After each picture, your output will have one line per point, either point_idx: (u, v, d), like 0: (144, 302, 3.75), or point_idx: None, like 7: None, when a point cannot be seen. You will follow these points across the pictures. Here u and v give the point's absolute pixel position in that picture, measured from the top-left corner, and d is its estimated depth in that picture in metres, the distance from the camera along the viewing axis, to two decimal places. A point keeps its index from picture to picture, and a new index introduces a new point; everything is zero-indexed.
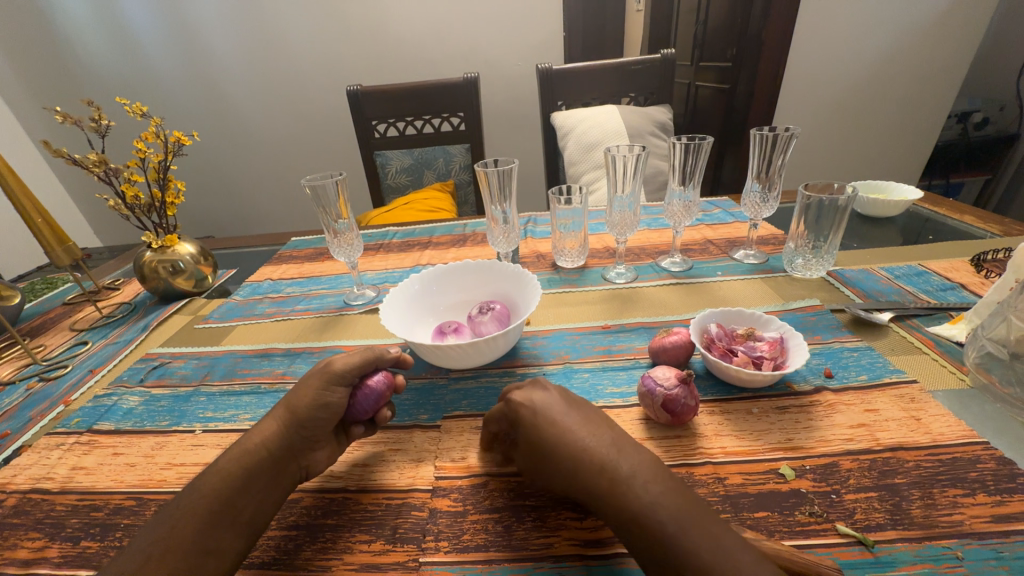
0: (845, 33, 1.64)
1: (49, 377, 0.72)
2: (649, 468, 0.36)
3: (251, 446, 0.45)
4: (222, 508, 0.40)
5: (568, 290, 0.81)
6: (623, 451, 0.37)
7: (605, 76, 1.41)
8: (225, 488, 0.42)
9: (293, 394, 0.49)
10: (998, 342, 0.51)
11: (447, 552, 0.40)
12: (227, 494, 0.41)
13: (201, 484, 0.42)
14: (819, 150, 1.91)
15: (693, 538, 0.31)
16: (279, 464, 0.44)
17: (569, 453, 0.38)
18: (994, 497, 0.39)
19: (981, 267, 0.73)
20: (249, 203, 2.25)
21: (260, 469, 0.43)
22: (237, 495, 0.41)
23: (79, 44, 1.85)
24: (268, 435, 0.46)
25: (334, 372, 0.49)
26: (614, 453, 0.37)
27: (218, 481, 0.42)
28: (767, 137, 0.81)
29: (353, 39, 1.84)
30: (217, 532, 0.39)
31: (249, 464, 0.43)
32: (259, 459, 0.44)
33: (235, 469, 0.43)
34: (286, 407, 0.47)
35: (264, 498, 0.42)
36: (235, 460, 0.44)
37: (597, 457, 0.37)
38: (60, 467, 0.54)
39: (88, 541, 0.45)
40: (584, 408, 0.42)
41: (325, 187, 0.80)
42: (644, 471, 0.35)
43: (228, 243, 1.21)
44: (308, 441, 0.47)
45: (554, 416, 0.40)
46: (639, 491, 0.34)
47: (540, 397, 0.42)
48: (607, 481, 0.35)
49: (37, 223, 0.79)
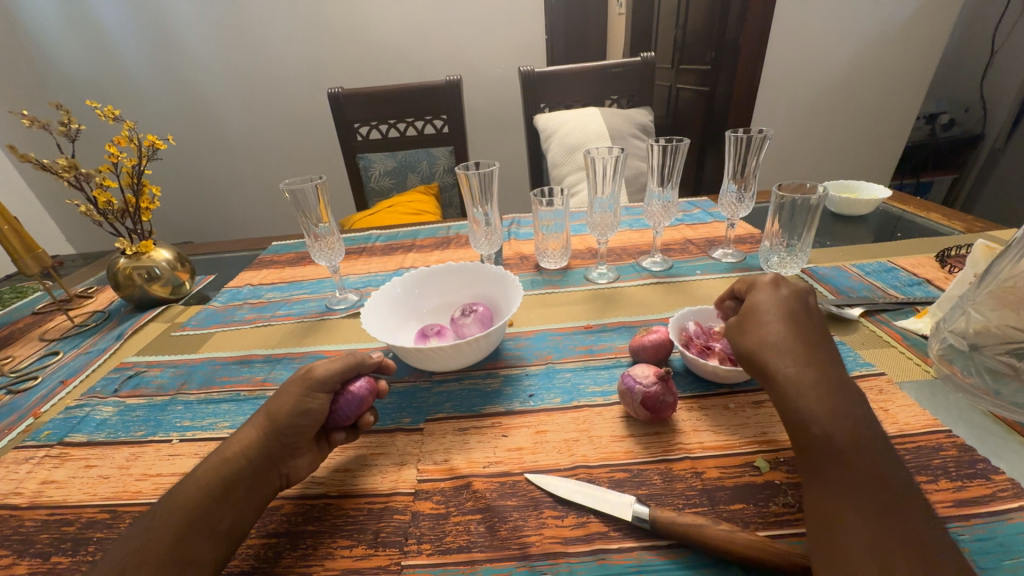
0: (819, 36, 1.69)
1: (17, 390, 0.70)
2: (845, 417, 0.38)
3: (230, 454, 0.44)
4: (200, 517, 0.40)
5: (551, 291, 0.82)
6: (826, 394, 0.39)
7: (587, 78, 1.42)
8: (203, 498, 0.41)
9: (272, 401, 0.48)
10: (959, 334, 0.52)
11: (430, 554, 0.40)
12: (204, 503, 0.41)
13: (179, 493, 0.41)
14: (796, 151, 1.96)
15: (838, 452, 0.36)
16: (259, 472, 0.44)
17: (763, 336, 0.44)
18: (956, 483, 0.41)
19: (945, 263, 0.76)
20: (229, 207, 2.21)
21: (239, 477, 0.43)
22: (215, 504, 0.41)
23: (47, 45, 1.79)
24: (246, 443, 0.45)
25: (315, 378, 0.48)
26: (801, 375, 0.40)
27: (196, 490, 0.41)
28: (741, 139, 0.83)
29: (334, 41, 1.82)
30: (194, 542, 0.38)
31: (228, 473, 0.43)
32: (239, 466, 0.44)
33: (214, 477, 0.42)
34: (265, 415, 0.47)
35: (243, 507, 0.42)
36: (215, 467, 0.43)
37: (784, 347, 0.43)
38: (30, 481, 0.53)
39: (58, 556, 0.44)
40: (807, 339, 0.43)
41: (304, 191, 0.79)
42: (812, 382, 0.40)
43: (206, 248, 1.18)
44: (287, 448, 0.46)
45: (777, 307, 0.46)
46: (807, 398, 0.39)
47: (767, 317, 0.45)
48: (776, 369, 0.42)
49: (4, 230, 0.77)
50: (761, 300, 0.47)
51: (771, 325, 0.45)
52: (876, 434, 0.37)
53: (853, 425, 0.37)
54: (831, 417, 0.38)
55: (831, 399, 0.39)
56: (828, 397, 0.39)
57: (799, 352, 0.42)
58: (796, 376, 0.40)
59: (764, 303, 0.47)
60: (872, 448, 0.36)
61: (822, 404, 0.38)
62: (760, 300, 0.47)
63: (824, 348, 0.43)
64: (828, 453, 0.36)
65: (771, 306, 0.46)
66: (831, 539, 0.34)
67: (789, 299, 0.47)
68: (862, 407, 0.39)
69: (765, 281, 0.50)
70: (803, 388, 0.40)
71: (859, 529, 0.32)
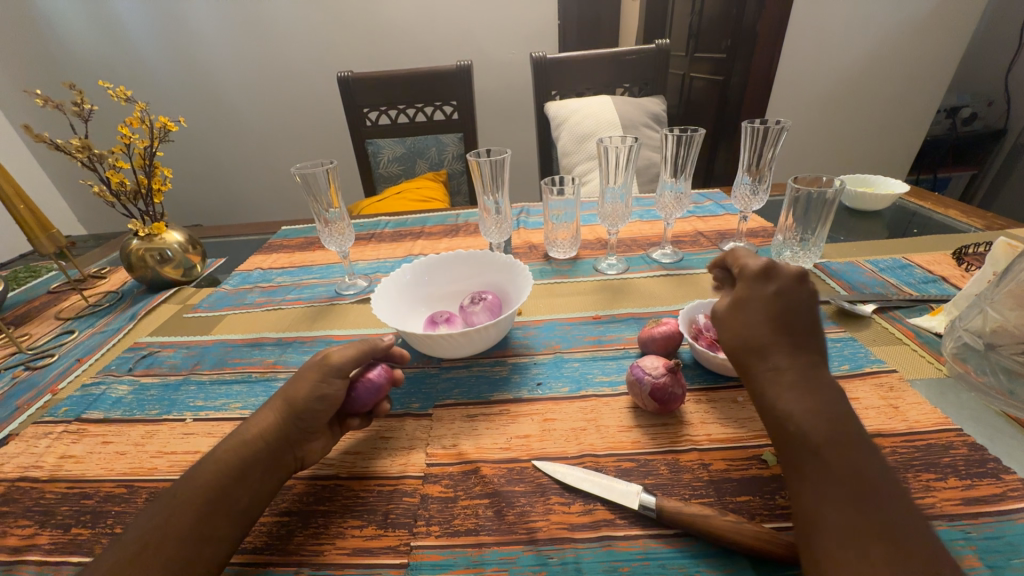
0: (839, 26, 1.64)
1: (35, 366, 0.71)
2: (821, 417, 0.38)
3: (248, 437, 0.45)
4: (219, 497, 0.40)
5: (559, 281, 0.82)
6: (799, 396, 0.39)
7: (600, 66, 1.40)
8: (223, 478, 0.41)
9: (289, 386, 0.49)
10: (975, 333, 0.52)
11: (438, 537, 0.41)
12: (225, 483, 0.41)
13: (200, 471, 0.42)
14: (809, 143, 1.92)
15: (812, 449, 0.37)
16: (276, 454, 0.45)
17: (746, 329, 0.45)
18: (965, 481, 0.41)
19: (962, 261, 0.75)
20: (239, 190, 2.22)
21: (258, 458, 0.43)
22: (235, 485, 0.41)
23: (57, 24, 1.78)
24: (263, 426, 0.46)
25: (328, 364, 0.48)
26: (780, 380, 0.41)
27: (218, 467, 0.42)
28: (758, 129, 0.81)
29: (345, 24, 1.79)
30: (214, 520, 0.39)
31: (246, 454, 0.43)
32: (258, 448, 0.44)
33: (236, 457, 0.43)
34: (283, 400, 0.47)
35: (261, 489, 0.42)
36: (236, 446, 0.44)
37: (770, 346, 0.43)
38: (49, 455, 0.54)
39: (78, 528, 0.46)
40: (780, 340, 0.43)
41: (315, 175, 0.79)
42: (796, 390, 0.40)
43: (217, 231, 1.19)
44: (303, 431, 0.47)
45: (771, 298, 0.45)
46: (790, 394, 0.40)
47: (742, 323, 0.45)
48: (761, 370, 0.42)
49: (19, 209, 0.77)
50: (749, 290, 0.46)
51: (758, 319, 0.44)
52: (858, 433, 0.37)
53: (833, 420, 0.38)
54: (810, 417, 0.38)
55: (811, 395, 0.39)
56: (800, 390, 0.40)
57: (780, 352, 0.42)
58: (776, 376, 0.41)
59: (762, 294, 0.45)
60: (852, 447, 0.36)
61: (804, 404, 0.39)
62: (763, 294, 0.45)
63: (799, 351, 0.42)
64: (802, 449, 0.37)
65: (757, 303, 0.45)
66: (813, 540, 0.33)
67: (781, 292, 0.45)
68: (842, 404, 0.39)
69: (754, 271, 0.47)
70: (786, 385, 0.40)
71: (833, 519, 0.33)
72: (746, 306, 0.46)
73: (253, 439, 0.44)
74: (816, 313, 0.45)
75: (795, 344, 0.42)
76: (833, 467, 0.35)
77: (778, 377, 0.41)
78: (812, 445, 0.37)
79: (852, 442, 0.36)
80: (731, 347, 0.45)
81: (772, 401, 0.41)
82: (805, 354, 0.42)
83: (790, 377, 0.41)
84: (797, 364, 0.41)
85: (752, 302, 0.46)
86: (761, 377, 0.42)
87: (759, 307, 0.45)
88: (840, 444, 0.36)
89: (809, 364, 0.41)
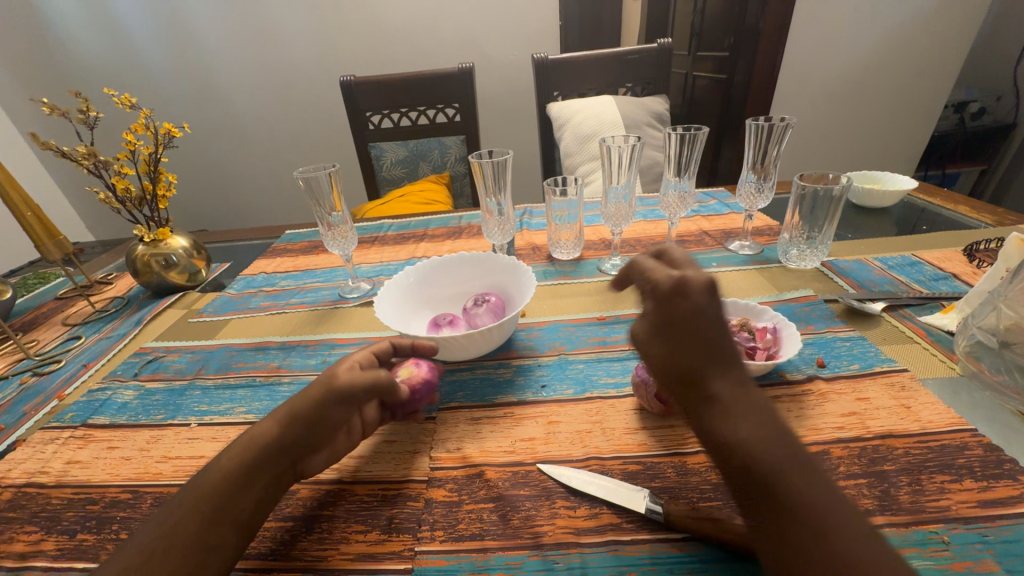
0: (843, 22, 1.63)
1: (42, 372, 0.72)
2: (778, 455, 0.29)
3: (254, 441, 0.42)
4: (225, 506, 0.39)
5: (563, 282, 0.81)
6: (750, 432, 0.30)
7: (602, 65, 1.39)
8: (229, 485, 0.40)
9: (296, 397, 0.44)
10: (989, 331, 0.51)
11: (443, 541, 0.40)
12: (229, 492, 0.40)
13: (202, 479, 0.40)
14: (815, 141, 1.91)
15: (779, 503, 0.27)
16: (283, 464, 0.43)
17: (675, 354, 0.33)
18: (981, 483, 0.40)
19: (974, 257, 0.73)
20: (244, 195, 2.23)
21: (264, 468, 0.42)
22: (242, 492, 0.40)
23: (64, 33, 1.81)
24: (269, 436, 0.43)
25: (338, 389, 0.44)
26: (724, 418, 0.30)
27: (222, 476, 0.40)
28: (762, 127, 0.80)
29: (347, 28, 1.80)
30: (220, 530, 0.38)
31: (253, 460, 0.41)
32: (264, 458, 0.42)
33: (239, 466, 0.41)
34: (288, 410, 0.44)
35: (265, 498, 0.41)
36: (239, 454, 0.41)
37: (694, 375, 0.32)
38: (55, 461, 0.54)
39: (84, 534, 0.46)
40: (704, 366, 0.32)
41: (318, 178, 0.79)
42: (748, 425, 0.30)
43: (222, 236, 1.20)
44: (312, 445, 0.44)
45: (689, 309, 0.34)
46: (741, 428, 0.30)
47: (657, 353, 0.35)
48: (706, 404, 0.31)
49: (26, 216, 0.78)
50: (656, 309, 0.36)
51: (686, 340, 0.33)
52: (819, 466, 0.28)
53: (791, 458, 0.28)
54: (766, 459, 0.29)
55: (763, 429, 0.30)
56: (751, 420, 0.30)
57: (710, 382, 0.32)
58: (718, 412, 0.31)
59: (678, 305, 0.34)
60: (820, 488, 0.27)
61: (756, 441, 0.29)
62: (681, 305, 0.34)
63: (726, 375, 0.32)
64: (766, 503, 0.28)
65: (670, 323, 0.34)
66: None
67: (686, 304, 0.34)
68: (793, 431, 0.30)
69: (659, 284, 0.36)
70: (738, 419, 0.30)
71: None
72: (667, 324, 0.35)
73: (257, 449, 0.41)
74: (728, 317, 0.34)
75: (728, 360, 0.32)
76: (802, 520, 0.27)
77: (722, 410, 0.31)
78: (774, 495, 0.28)
79: (814, 477, 0.28)
80: (666, 380, 0.34)
81: (723, 443, 0.30)
82: (733, 374, 0.32)
83: (734, 409, 0.30)
84: (734, 395, 0.31)
85: (661, 322, 0.35)
86: (706, 415, 0.31)
87: (679, 323, 0.34)
88: (801, 489, 0.27)
89: (744, 388, 0.31)
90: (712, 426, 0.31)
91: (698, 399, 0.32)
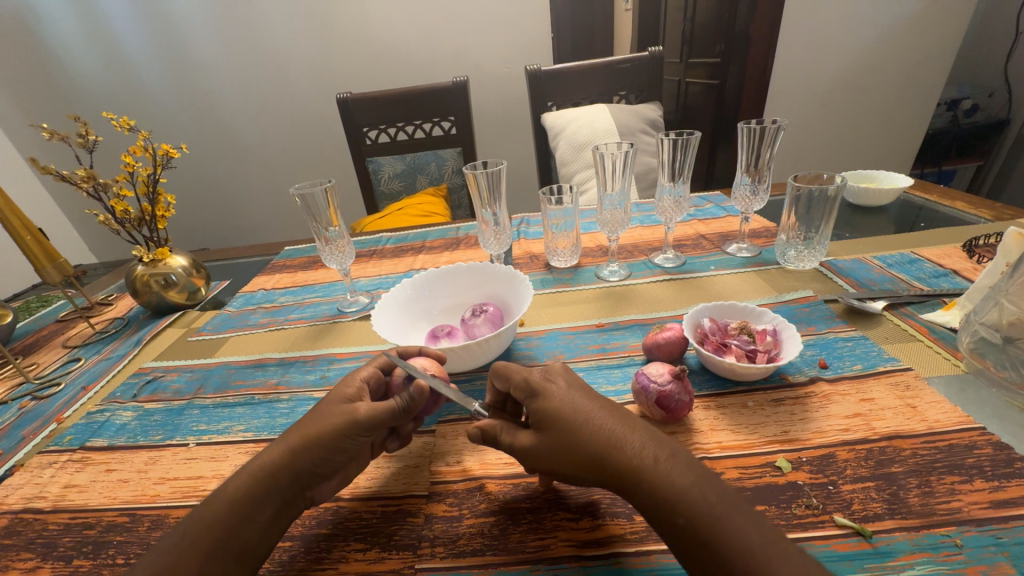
0: (830, 25, 1.66)
1: (41, 396, 0.71)
2: (695, 476, 0.35)
3: (258, 472, 0.41)
4: (228, 536, 0.38)
5: (562, 289, 0.81)
6: (675, 466, 0.36)
7: (594, 75, 1.41)
8: (232, 516, 0.39)
9: (310, 420, 0.44)
10: (992, 326, 0.51)
11: (443, 558, 0.40)
12: (231, 523, 0.39)
13: (206, 512, 0.39)
14: (807, 141, 1.91)
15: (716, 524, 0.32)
16: (286, 493, 0.41)
17: (582, 440, 0.38)
18: (992, 482, 0.39)
19: (973, 253, 0.73)
20: (244, 213, 2.25)
21: (262, 497, 0.40)
22: (243, 522, 0.39)
23: (67, 59, 1.85)
24: (275, 462, 0.42)
25: (359, 421, 0.43)
26: (657, 465, 0.36)
27: (221, 508, 0.39)
28: (755, 130, 0.80)
29: (342, 45, 1.84)
30: (223, 563, 0.37)
31: (257, 490, 0.40)
32: (264, 487, 0.41)
33: (238, 497, 0.40)
34: (299, 435, 0.43)
35: (267, 528, 0.40)
36: (241, 485, 0.40)
37: (608, 444, 0.37)
38: (52, 486, 0.54)
39: (80, 560, 0.45)
40: (612, 431, 0.38)
41: (314, 195, 0.80)
42: (677, 463, 0.36)
43: (221, 254, 1.20)
44: (319, 471, 0.43)
45: (563, 408, 0.40)
46: (668, 472, 0.35)
47: (575, 442, 0.38)
48: (631, 460, 0.36)
49: (27, 241, 0.78)
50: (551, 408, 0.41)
51: (580, 430, 0.39)
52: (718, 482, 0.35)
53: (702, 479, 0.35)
54: (695, 488, 0.34)
55: (685, 466, 0.36)
56: (669, 461, 0.36)
57: (628, 443, 0.37)
58: (648, 462, 0.36)
59: (551, 409, 0.41)
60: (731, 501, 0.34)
61: (681, 476, 0.35)
62: (555, 406, 0.41)
63: (629, 433, 0.38)
64: (705, 529, 0.32)
65: (561, 421, 0.40)
66: None
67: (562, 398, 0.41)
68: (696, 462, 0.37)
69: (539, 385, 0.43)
70: (663, 466, 0.36)
71: None
72: (551, 418, 0.40)
73: (264, 477, 0.41)
74: (594, 395, 0.42)
75: (620, 419, 0.39)
76: (728, 538, 0.32)
77: (645, 464, 0.36)
78: (712, 519, 0.33)
79: (732, 502, 0.33)
80: (595, 476, 0.38)
81: (660, 497, 0.34)
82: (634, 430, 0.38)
83: (651, 457, 0.36)
84: (651, 446, 0.37)
85: (564, 413, 0.40)
86: (640, 480, 0.36)
87: (566, 418, 0.40)
88: (729, 519, 0.32)
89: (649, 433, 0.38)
90: (644, 481, 0.35)
91: (627, 469, 0.36)
